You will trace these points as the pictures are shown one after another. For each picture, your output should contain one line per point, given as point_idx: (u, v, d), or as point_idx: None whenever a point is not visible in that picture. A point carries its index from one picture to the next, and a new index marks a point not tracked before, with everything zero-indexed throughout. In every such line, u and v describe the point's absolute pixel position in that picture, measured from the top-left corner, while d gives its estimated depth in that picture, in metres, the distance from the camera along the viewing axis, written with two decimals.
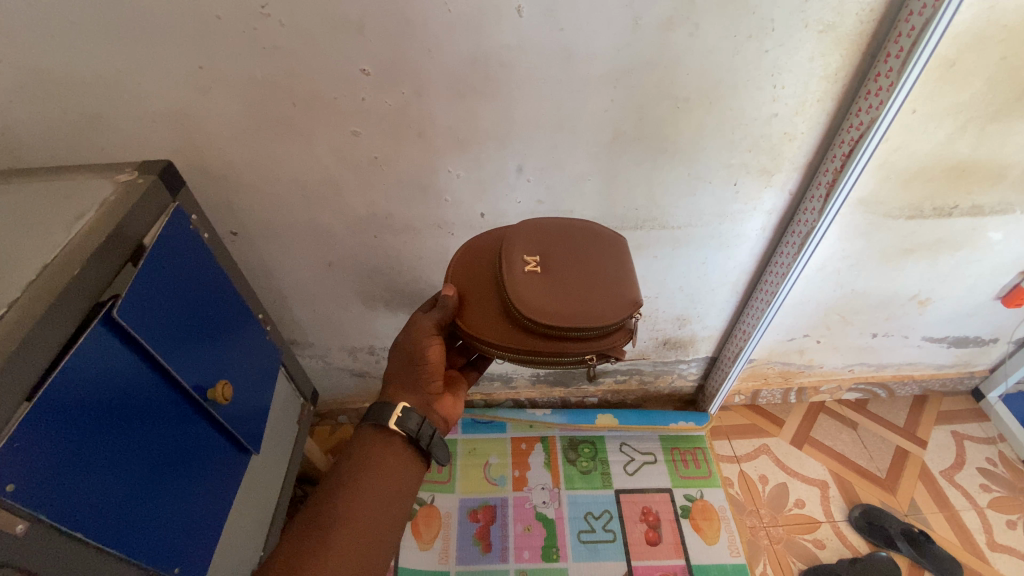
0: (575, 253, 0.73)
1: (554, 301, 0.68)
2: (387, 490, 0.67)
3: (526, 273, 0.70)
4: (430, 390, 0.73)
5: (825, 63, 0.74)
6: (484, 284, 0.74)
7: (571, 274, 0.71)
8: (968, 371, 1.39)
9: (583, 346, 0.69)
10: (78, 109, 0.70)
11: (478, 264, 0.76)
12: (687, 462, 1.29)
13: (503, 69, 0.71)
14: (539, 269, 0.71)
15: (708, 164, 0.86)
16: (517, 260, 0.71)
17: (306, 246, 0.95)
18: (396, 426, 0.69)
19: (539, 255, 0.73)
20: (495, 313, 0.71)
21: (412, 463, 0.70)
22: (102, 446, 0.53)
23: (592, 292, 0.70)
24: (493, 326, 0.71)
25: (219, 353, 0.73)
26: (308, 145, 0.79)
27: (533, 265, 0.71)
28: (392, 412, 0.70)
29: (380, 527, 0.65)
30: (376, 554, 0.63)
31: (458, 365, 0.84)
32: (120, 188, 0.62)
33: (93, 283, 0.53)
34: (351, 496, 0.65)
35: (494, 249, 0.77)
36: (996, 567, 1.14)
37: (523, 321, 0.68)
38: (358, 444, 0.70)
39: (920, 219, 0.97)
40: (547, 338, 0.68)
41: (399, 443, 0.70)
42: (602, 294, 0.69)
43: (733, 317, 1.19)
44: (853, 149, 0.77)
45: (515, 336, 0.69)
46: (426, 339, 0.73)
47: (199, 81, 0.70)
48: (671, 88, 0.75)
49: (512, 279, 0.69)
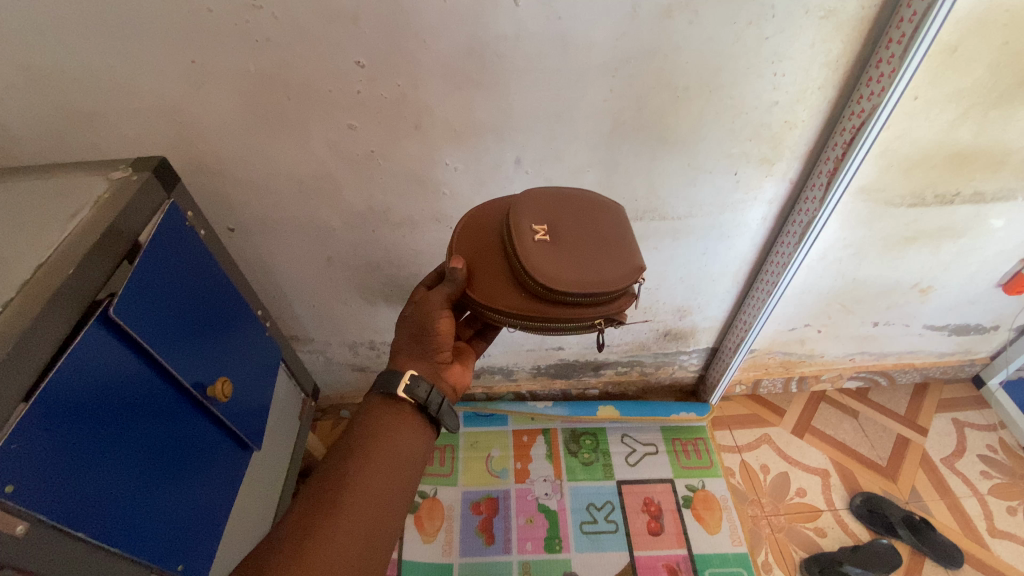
0: (580, 222, 0.72)
1: (566, 268, 0.67)
2: (396, 456, 0.66)
3: (536, 241, 0.69)
4: (439, 359, 0.73)
5: (826, 50, 0.73)
6: (492, 254, 0.72)
7: (579, 242, 0.70)
8: (969, 358, 1.39)
9: (591, 311, 0.68)
10: (70, 105, 0.70)
11: (484, 235, 0.74)
12: (688, 453, 1.29)
13: (500, 59, 0.70)
14: (548, 238, 0.69)
15: (708, 153, 0.85)
16: (526, 229, 0.69)
17: (304, 242, 0.94)
18: (405, 394, 0.68)
19: (547, 224, 0.71)
20: (506, 281, 0.70)
21: (423, 431, 0.70)
22: (105, 433, 0.54)
23: (602, 259, 0.69)
24: (505, 294, 0.69)
25: (219, 350, 0.73)
26: (304, 139, 0.78)
27: (542, 233, 0.69)
28: (400, 380, 0.69)
29: (392, 492, 0.64)
30: (386, 521, 0.62)
31: (466, 336, 0.84)
32: (115, 185, 0.61)
33: (89, 283, 0.53)
34: (360, 461, 0.64)
35: (500, 219, 0.75)
36: (996, 552, 1.14)
37: (535, 288, 0.67)
38: (366, 412, 0.70)
39: (922, 207, 0.97)
40: (557, 304, 0.67)
41: (408, 410, 0.69)
42: (610, 260, 0.69)
43: (734, 307, 1.19)
44: (854, 138, 0.76)
45: (526, 303, 0.68)
46: (436, 312, 0.72)
47: (192, 76, 0.69)
48: (670, 78, 0.74)
49: (523, 247, 0.67)
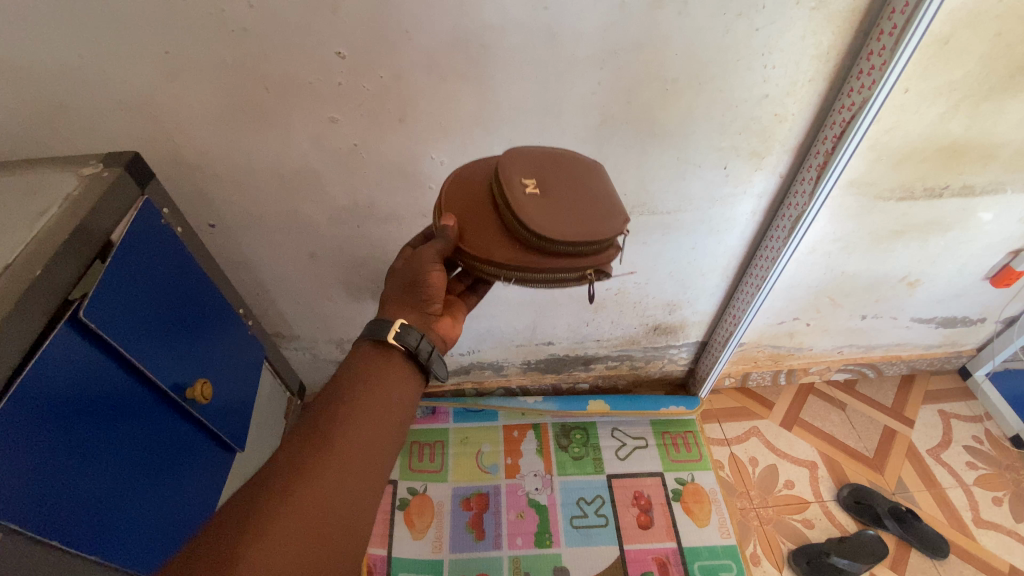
0: (569, 175, 0.69)
1: (557, 216, 0.64)
2: (389, 397, 0.62)
3: (527, 192, 0.65)
4: (431, 310, 0.69)
5: (816, 42, 0.72)
6: (482, 208, 0.67)
7: (569, 194, 0.66)
8: (956, 350, 1.40)
9: (580, 261, 0.65)
10: (37, 98, 0.67)
11: (472, 190, 0.70)
12: (678, 446, 1.29)
13: (485, 50, 0.69)
14: (539, 190, 0.65)
15: (698, 147, 0.84)
16: (516, 180, 0.65)
17: (287, 238, 0.92)
18: (395, 340, 0.64)
19: (537, 176, 0.67)
20: (497, 233, 0.66)
21: (412, 379, 0.66)
22: (83, 436, 0.53)
23: (593, 209, 0.66)
24: (497, 245, 0.65)
25: (198, 350, 0.71)
26: (284, 133, 0.76)
27: (533, 185, 0.66)
28: (391, 328, 0.65)
29: (387, 433, 0.60)
30: (377, 472, 0.57)
31: (456, 291, 0.79)
32: (85, 182, 0.59)
33: (58, 284, 0.51)
34: (354, 397, 0.60)
35: (487, 174, 0.71)
36: (982, 542, 1.16)
37: (528, 238, 0.63)
38: (355, 357, 0.65)
39: (911, 200, 0.96)
40: (547, 254, 0.64)
41: (398, 358, 0.65)
42: (600, 210, 0.66)
43: (723, 302, 1.19)
44: (844, 132, 0.76)
45: (517, 254, 0.64)
46: (429, 267, 0.66)
47: (166, 68, 0.66)
48: (660, 70, 0.73)
49: (514, 197, 0.63)
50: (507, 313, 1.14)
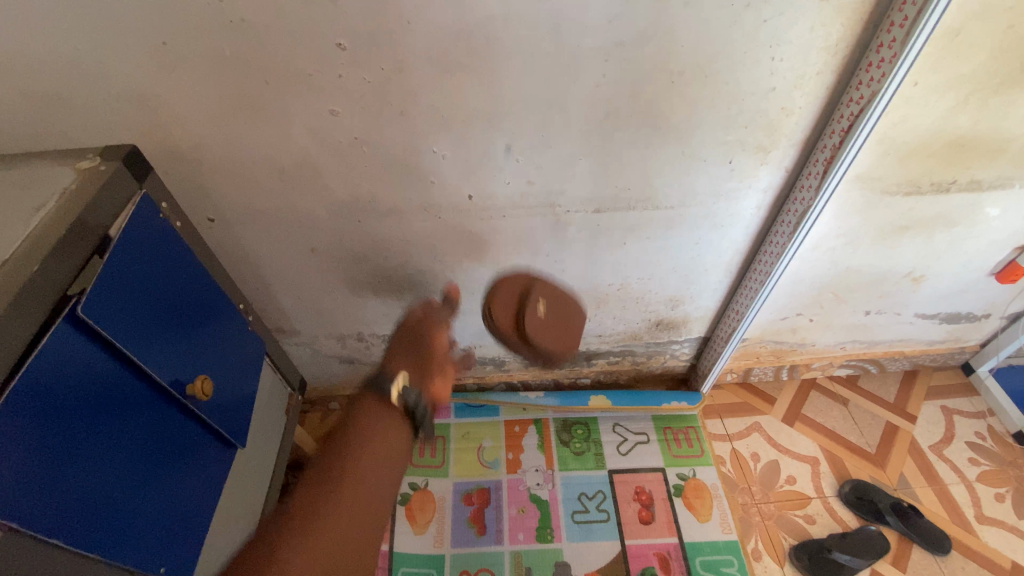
0: (563, 305, 0.77)
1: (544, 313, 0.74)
2: (389, 447, 0.60)
3: (539, 302, 0.75)
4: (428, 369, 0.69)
5: (825, 34, 0.70)
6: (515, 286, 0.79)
7: (562, 323, 0.75)
8: (960, 346, 1.39)
9: (532, 356, 0.73)
10: (32, 89, 0.66)
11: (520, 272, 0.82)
12: (679, 442, 1.29)
13: (488, 41, 0.67)
14: (547, 303, 0.75)
15: (703, 140, 0.83)
16: (539, 296, 0.76)
17: (287, 232, 0.91)
18: (395, 398, 0.63)
19: (552, 291, 0.78)
20: (512, 305, 0.76)
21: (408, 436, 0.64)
22: (81, 432, 0.52)
23: (562, 334, 0.74)
24: (508, 316, 0.74)
25: (199, 346, 0.71)
26: (284, 126, 0.75)
27: (545, 300, 0.76)
28: (392, 384, 0.64)
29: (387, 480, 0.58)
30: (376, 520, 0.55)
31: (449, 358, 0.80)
32: (82, 176, 0.58)
33: (54, 281, 0.50)
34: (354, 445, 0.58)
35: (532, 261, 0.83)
36: (982, 538, 1.17)
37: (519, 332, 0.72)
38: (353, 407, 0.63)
39: (918, 195, 0.95)
40: (521, 344, 0.72)
41: (397, 416, 0.63)
42: (559, 338, 0.73)
43: (726, 297, 1.18)
44: (852, 125, 0.75)
45: (507, 334, 0.73)
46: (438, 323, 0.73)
47: (163, 59, 0.65)
48: (666, 62, 0.72)
49: (534, 308, 0.73)
50: None
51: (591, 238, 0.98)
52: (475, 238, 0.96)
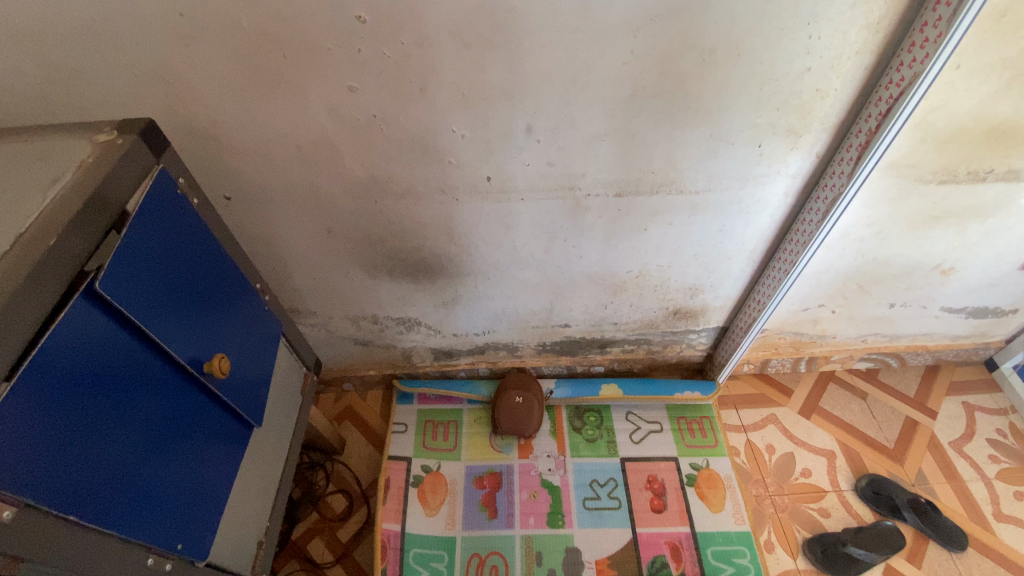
0: (522, 416, 1.24)
1: (511, 416, 1.24)
2: None
3: (519, 397, 1.25)
4: None
5: (867, 11, 0.67)
6: (524, 380, 1.29)
7: (519, 411, 1.24)
8: (984, 341, 1.36)
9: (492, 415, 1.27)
10: (48, 61, 0.64)
11: (530, 381, 1.29)
12: (693, 431, 1.28)
13: (513, 16, 0.65)
14: (521, 401, 1.25)
15: (731, 123, 0.80)
16: (520, 394, 1.26)
17: (303, 212, 0.90)
18: None
19: (526, 399, 1.25)
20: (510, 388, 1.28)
21: None
22: (94, 410, 0.52)
23: (512, 421, 1.24)
24: (508, 389, 1.27)
25: (217, 325, 0.70)
26: (302, 102, 0.73)
27: (522, 399, 1.25)
28: None
29: None
30: None
31: None
32: (99, 148, 0.56)
33: (71, 255, 0.49)
34: None
35: (530, 388, 1.28)
36: (1000, 536, 1.15)
37: (501, 396, 1.26)
38: None
39: (953, 184, 0.92)
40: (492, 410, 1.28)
41: None
42: (510, 419, 1.24)
43: (747, 287, 1.16)
44: (890, 110, 0.72)
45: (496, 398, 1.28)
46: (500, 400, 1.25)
47: (181, 31, 0.64)
48: (696, 39, 0.69)
49: (522, 386, 1.28)
50: (522, 294, 1.13)
51: (612, 223, 0.96)
52: (493, 221, 0.94)
